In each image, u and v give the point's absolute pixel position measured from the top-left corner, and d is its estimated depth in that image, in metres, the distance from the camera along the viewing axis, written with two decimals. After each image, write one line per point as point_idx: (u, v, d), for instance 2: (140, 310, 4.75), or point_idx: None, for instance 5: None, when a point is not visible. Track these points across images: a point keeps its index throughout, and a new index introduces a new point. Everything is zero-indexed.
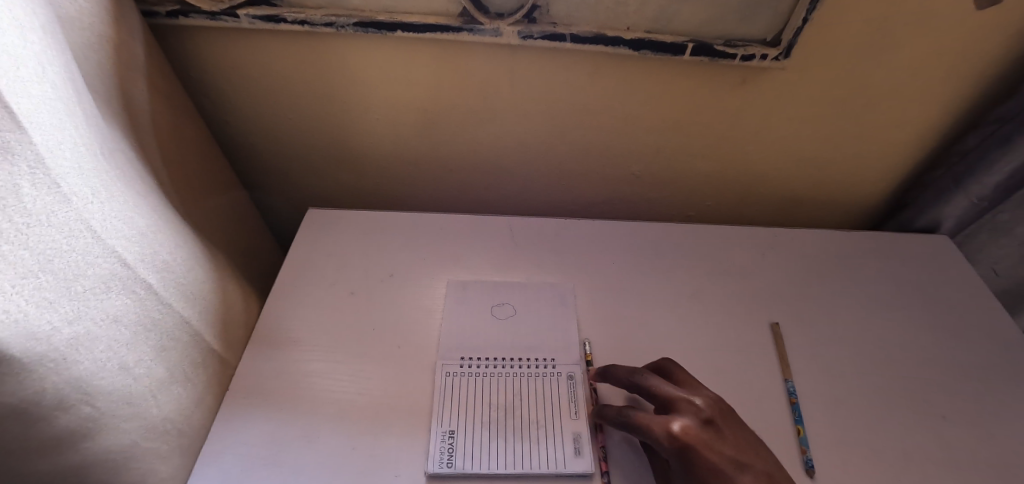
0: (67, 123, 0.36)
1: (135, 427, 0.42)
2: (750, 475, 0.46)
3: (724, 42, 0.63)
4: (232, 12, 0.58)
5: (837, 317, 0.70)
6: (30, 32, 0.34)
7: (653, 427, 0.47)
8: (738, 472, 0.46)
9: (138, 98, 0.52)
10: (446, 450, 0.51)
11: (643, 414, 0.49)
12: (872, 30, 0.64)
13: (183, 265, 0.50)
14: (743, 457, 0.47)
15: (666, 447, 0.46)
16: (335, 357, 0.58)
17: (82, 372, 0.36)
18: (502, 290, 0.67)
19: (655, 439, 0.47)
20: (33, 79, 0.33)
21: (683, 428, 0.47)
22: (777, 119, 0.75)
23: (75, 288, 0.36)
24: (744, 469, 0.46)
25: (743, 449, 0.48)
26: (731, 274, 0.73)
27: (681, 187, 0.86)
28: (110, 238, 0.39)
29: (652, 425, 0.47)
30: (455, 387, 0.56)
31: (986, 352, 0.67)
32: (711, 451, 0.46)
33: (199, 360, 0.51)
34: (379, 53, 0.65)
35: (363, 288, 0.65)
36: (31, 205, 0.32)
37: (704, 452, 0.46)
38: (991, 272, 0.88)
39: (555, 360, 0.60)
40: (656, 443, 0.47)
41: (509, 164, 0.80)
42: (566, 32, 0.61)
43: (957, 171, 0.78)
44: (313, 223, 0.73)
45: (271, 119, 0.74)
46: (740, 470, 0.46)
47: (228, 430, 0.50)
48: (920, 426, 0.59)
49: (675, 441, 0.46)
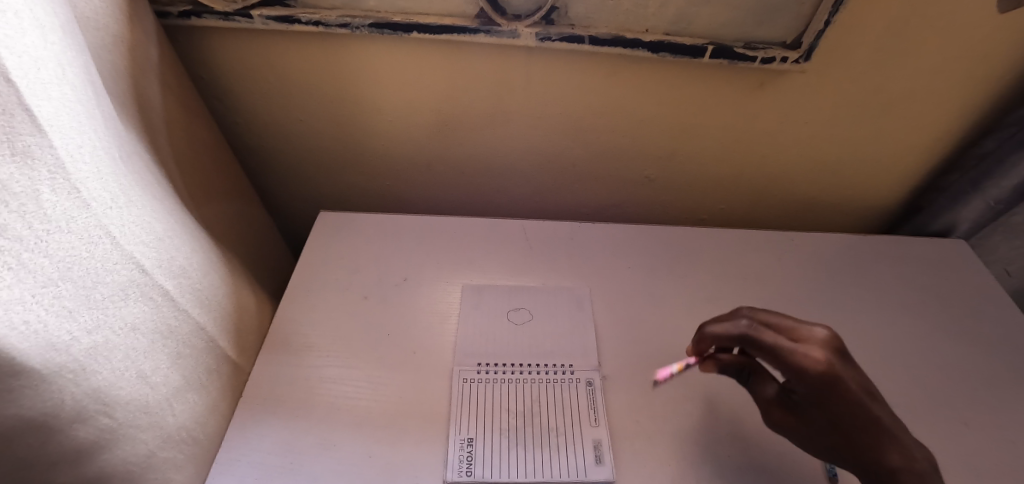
0: (86, 126, 0.35)
1: (152, 437, 0.41)
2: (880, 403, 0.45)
3: (744, 45, 0.62)
4: (246, 13, 0.57)
5: (856, 322, 0.69)
6: (50, 33, 0.33)
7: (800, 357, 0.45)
8: (872, 402, 0.45)
9: (152, 99, 0.51)
10: (465, 458, 0.50)
11: (784, 344, 0.46)
12: (894, 32, 0.63)
13: (199, 270, 0.49)
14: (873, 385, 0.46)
15: (813, 377, 0.44)
16: (350, 362, 0.57)
17: (100, 382, 0.35)
18: (518, 294, 0.66)
19: (802, 367, 0.44)
20: (52, 82, 0.32)
21: (828, 359, 0.45)
22: (794, 122, 0.74)
23: (94, 297, 0.35)
24: (876, 398, 0.45)
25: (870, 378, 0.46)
26: (748, 278, 0.72)
27: (694, 190, 0.85)
28: (128, 244, 0.39)
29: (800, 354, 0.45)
30: (472, 394, 0.55)
31: (1007, 356, 0.67)
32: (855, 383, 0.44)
33: (214, 367, 0.50)
34: (393, 53, 0.64)
35: (377, 292, 0.65)
36: (51, 211, 0.31)
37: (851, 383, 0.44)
38: (1005, 273, 0.87)
39: (573, 365, 0.59)
40: (802, 372, 0.44)
41: (523, 165, 0.79)
42: (585, 34, 0.60)
43: (974, 175, 0.78)
44: (325, 225, 0.72)
45: (283, 120, 0.73)
46: (873, 400, 0.45)
47: (242, 437, 0.50)
48: (945, 433, 0.58)
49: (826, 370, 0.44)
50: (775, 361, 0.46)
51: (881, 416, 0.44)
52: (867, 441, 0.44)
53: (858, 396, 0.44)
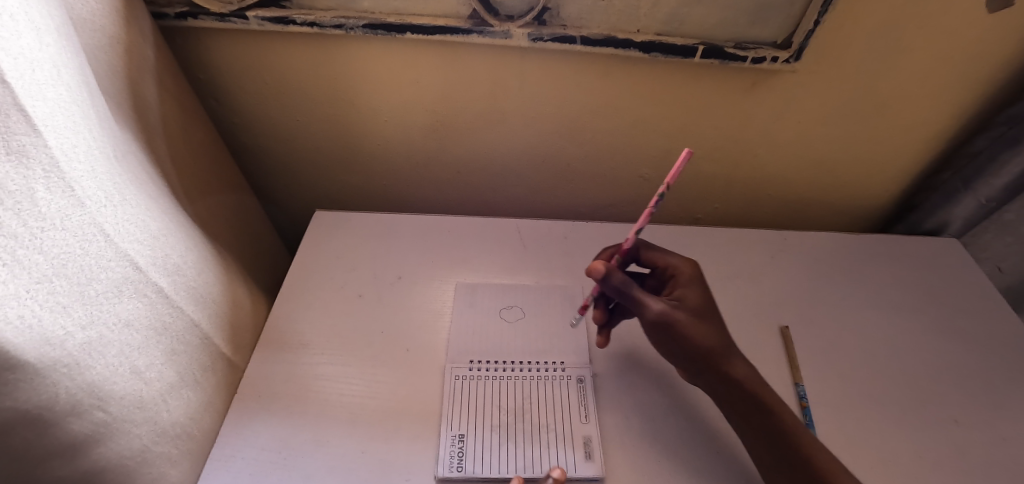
0: (81, 126, 0.36)
1: (146, 432, 0.42)
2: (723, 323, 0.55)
3: (736, 45, 0.62)
4: (242, 14, 0.58)
5: (847, 320, 0.69)
6: (46, 35, 0.33)
7: (666, 258, 0.56)
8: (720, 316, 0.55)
9: (148, 100, 0.51)
10: (456, 454, 0.50)
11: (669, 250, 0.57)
12: (884, 31, 0.63)
13: (194, 268, 0.50)
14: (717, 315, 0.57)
15: (691, 269, 0.55)
16: (344, 360, 0.58)
17: (94, 377, 0.36)
18: (511, 292, 0.67)
19: (683, 262, 0.56)
20: (48, 83, 0.33)
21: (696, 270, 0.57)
22: (786, 121, 0.75)
23: (89, 293, 0.35)
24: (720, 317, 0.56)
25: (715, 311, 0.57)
26: (741, 277, 0.73)
27: (688, 190, 0.85)
28: (122, 241, 0.39)
29: (676, 259, 0.56)
30: (464, 391, 0.55)
31: (997, 354, 0.67)
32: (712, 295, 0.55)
33: (208, 364, 0.51)
34: (388, 54, 0.64)
35: (372, 291, 0.65)
36: (46, 209, 0.32)
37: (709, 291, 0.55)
38: (997, 270, 0.86)
39: (565, 363, 0.59)
40: (682, 264, 0.55)
41: (517, 165, 0.80)
42: (577, 34, 0.60)
43: (965, 174, 0.78)
44: (321, 224, 0.73)
45: (279, 121, 0.73)
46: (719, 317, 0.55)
47: (237, 433, 0.50)
48: (933, 430, 0.59)
49: (692, 270, 0.55)
50: (660, 260, 0.56)
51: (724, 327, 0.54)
52: (720, 332, 0.52)
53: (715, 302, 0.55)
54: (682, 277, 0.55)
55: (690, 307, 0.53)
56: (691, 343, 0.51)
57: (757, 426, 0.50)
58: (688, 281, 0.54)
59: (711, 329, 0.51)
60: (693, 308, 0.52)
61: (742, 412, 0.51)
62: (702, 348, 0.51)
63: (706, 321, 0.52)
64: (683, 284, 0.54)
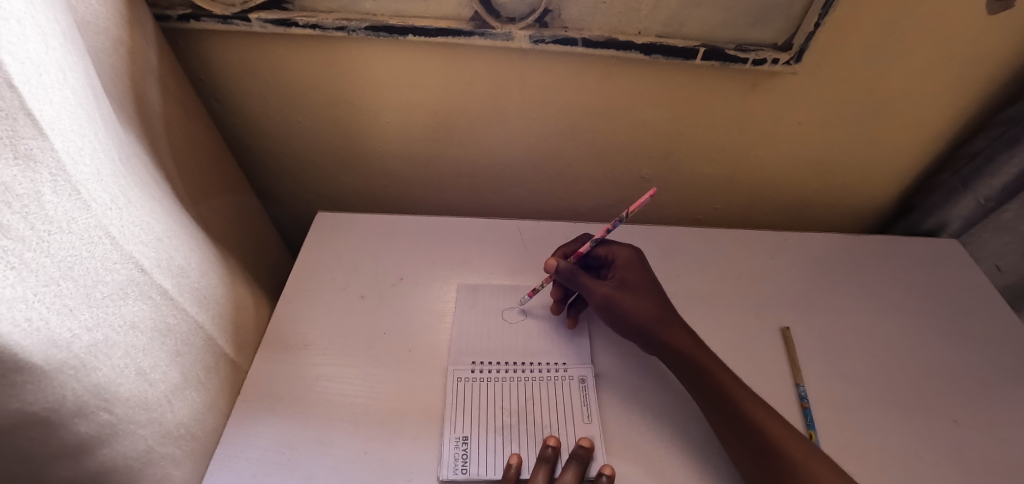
0: (86, 129, 0.36)
1: (151, 433, 0.42)
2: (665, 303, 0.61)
3: (736, 47, 0.63)
4: (244, 16, 0.58)
5: (847, 321, 0.70)
6: (51, 39, 0.34)
7: (610, 249, 0.62)
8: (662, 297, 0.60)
9: (151, 102, 0.52)
10: (459, 455, 0.51)
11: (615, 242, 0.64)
12: (884, 33, 0.63)
13: (197, 269, 0.50)
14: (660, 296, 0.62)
15: (632, 255, 0.61)
16: (346, 361, 0.58)
17: (100, 379, 0.36)
18: (512, 293, 0.67)
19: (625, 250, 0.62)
20: (54, 87, 0.33)
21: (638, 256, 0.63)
22: (786, 122, 0.75)
23: (95, 295, 0.36)
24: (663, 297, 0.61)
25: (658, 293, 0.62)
26: (742, 278, 0.73)
27: (689, 191, 0.86)
28: (127, 244, 0.39)
29: (615, 248, 0.62)
30: (467, 392, 0.56)
31: (997, 355, 0.67)
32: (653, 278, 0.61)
33: (212, 365, 0.51)
34: (389, 56, 0.65)
35: (374, 291, 0.65)
36: (53, 212, 0.32)
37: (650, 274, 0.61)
38: (996, 269, 0.88)
39: (566, 363, 0.60)
40: (625, 252, 0.62)
41: (518, 165, 0.80)
42: (578, 36, 0.61)
43: (965, 174, 0.78)
44: (323, 226, 0.73)
45: (281, 122, 0.74)
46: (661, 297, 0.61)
47: (240, 434, 0.50)
48: (932, 431, 0.59)
49: (631, 255, 0.61)
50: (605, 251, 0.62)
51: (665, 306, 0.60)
52: (660, 310, 0.58)
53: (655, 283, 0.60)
54: (622, 262, 0.61)
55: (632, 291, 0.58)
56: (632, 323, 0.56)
57: (729, 422, 0.51)
58: (627, 265, 0.60)
59: (650, 305, 0.57)
60: (633, 288, 0.58)
61: (711, 404, 0.53)
62: (644, 323, 0.56)
63: (646, 299, 0.58)
64: (624, 268, 0.60)
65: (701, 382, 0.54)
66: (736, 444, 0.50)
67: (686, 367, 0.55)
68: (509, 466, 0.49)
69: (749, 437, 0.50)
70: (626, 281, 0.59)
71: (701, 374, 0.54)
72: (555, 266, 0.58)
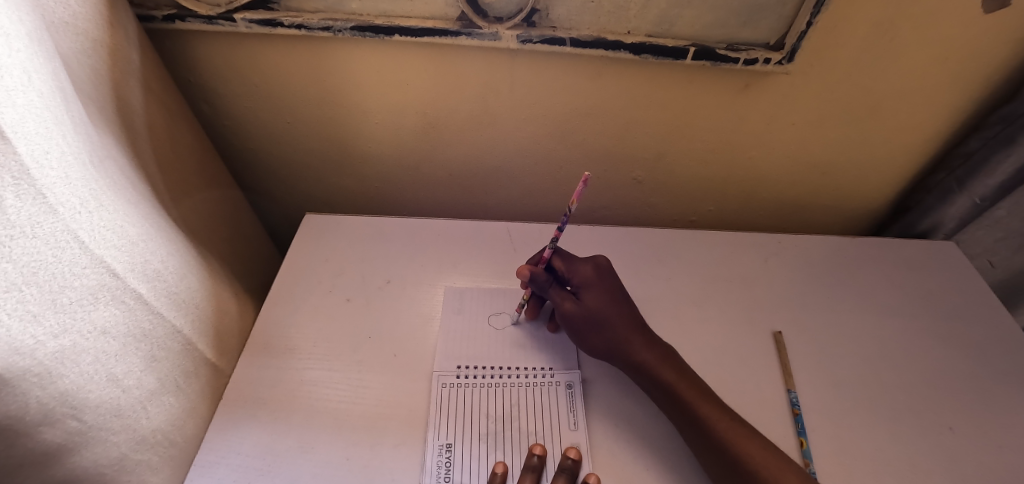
0: (54, 132, 0.35)
1: (124, 440, 0.42)
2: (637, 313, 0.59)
3: (727, 47, 0.62)
4: (229, 16, 0.58)
5: (841, 325, 0.69)
6: (14, 41, 0.33)
7: (571, 263, 0.59)
8: (633, 308, 0.58)
9: (133, 103, 0.51)
10: (443, 464, 0.50)
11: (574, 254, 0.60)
12: (878, 32, 0.62)
13: (176, 274, 0.50)
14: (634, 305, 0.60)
15: (593, 270, 0.58)
16: (330, 365, 0.57)
17: (67, 386, 0.36)
18: (500, 296, 0.66)
19: (585, 263, 0.59)
20: (18, 89, 0.32)
21: (602, 267, 0.60)
22: (780, 123, 0.74)
23: (61, 301, 0.35)
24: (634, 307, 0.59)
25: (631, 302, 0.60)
26: (734, 281, 0.72)
27: (683, 192, 0.85)
28: (98, 248, 0.39)
29: (575, 263, 0.59)
30: (452, 398, 0.55)
31: (993, 359, 0.66)
32: (620, 290, 0.59)
33: (192, 370, 0.50)
34: (376, 56, 0.64)
35: (360, 294, 0.65)
36: (15, 216, 0.31)
37: (615, 287, 0.59)
38: (988, 265, 0.88)
39: (553, 368, 0.59)
40: (585, 266, 0.59)
41: (509, 167, 0.79)
42: (566, 36, 0.60)
43: (960, 174, 0.78)
44: (310, 228, 0.72)
45: (269, 123, 0.73)
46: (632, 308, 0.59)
47: (222, 439, 0.50)
48: (926, 436, 0.58)
49: (591, 272, 0.58)
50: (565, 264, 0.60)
51: (636, 318, 0.58)
52: (627, 326, 0.56)
53: (621, 297, 0.58)
54: (581, 281, 0.58)
55: (591, 306, 0.56)
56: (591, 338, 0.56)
57: (708, 446, 0.49)
58: (586, 285, 0.58)
59: (607, 328, 0.55)
60: (591, 310, 0.56)
61: (687, 428, 0.51)
62: (603, 345, 0.56)
63: (603, 321, 0.56)
64: (583, 287, 0.58)
65: (675, 406, 0.52)
66: (715, 468, 0.49)
67: (659, 391, 0.53)
68: (494, 475, 0.49)
69: (728, 462, 0.48)
70: (584, 303, 0.57)
71: (677, 394, 0.52)
72: (534, 271, 0.56)
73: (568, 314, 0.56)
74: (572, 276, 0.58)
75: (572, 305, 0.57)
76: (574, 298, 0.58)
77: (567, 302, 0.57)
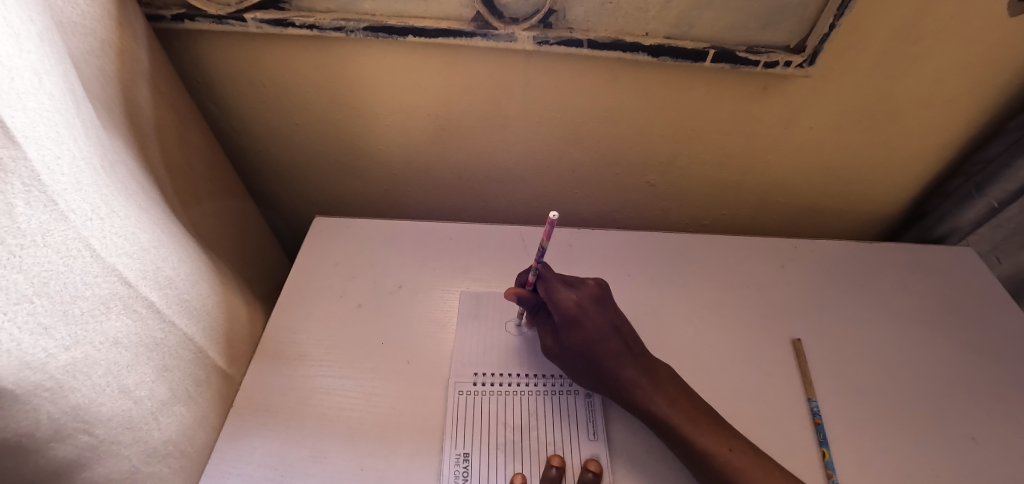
0: (65, 135, 0.34)
1: (135, 452, 0.41)
2: (629, 342, 0.55)
3: (747, 49, 0.60)
4: (239, 16, 0.56)
5: (860, 332, 0.67)
6: (26, 42, 0.32)
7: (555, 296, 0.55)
8: (622, 340, 0.55)
9: (141, 104, 0.50)
10: (460, 474, 0.49)
11: (559, 282, 0.56)
12: (901, 34, 0.61)
13: (187, 280, 0.48)
14: (627, 333, 0.56)
15: (576, 302, 0.55)
16: (342, 373, 0.56)
17: (79, 400, 0.35)
18: (515, 301, 0.65)
19: (568, 294, 0.55)
20: (28, 92, 0.31)
21: (586, 298, 0.55)
22: (797, 127, 0.72)
23: (73, 312, 0.34)
24: (623, 337, 0.55)
25: (625, 327, 0.56)
26: (751, 287, 0.71)
27: (696, 196, 0.83)
28: (109, 255, 0.38)
29: (558, 294, 0.55)
30: (468, 406, 0.54)
31: (1014, 367, 0.65)
32: (607, 322, 0.55)
33: (203, 379, 0.49)
34: (387, 57, 0.63)
35: (372, 300, 0.63)
36: (26, 224, 0.30)
37: (601, 319, 0.55)
38: (995, 260, 0.84)
39: (571, 377, 0.57)
40: (569, 297, 0.55)
41: (521, 170, 0.78)
42: (583, 38, 0.58)
43: (979, 179, 0.76)
44: (320, 231, 0.71)
45: (277, 124, 0.72)
46: (622, 339, 0.55)
47: (233, 449, 0.49)
48: (949, 448, 0.57)
49: (574, 307, 0.54)
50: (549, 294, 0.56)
51: (624, 350, 0.54)
52: (612, 361, 0.53)
53: (607, 331, 0.54)
54: (563, 316, 0.54)
55: (569, 345, 0.54)
56: (572, 373, 0.55)
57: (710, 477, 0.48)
58: (568, 320, 0.54)
59: (590, 366, 0.53)
60: (572, 350, 0.54)
61: (683, 454, 0.50)
62: (585, 379, 0.54)
63: (585, 360, 0.54)
64: (565, 322, 0.54)
65: (666, 433, 0.51)
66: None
67: (652, 423, 0.52)
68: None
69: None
70: (564, 341, 0.54)
71: (671, 423, 0.51)
72: (518, 296, 0.55)
73: (548, 349, 0.56)
74: (554, 310, 0.55)
75: (550, 341, 0.55)
76: (557, 332, 0.55)
77: (548, 337, 0.56)
